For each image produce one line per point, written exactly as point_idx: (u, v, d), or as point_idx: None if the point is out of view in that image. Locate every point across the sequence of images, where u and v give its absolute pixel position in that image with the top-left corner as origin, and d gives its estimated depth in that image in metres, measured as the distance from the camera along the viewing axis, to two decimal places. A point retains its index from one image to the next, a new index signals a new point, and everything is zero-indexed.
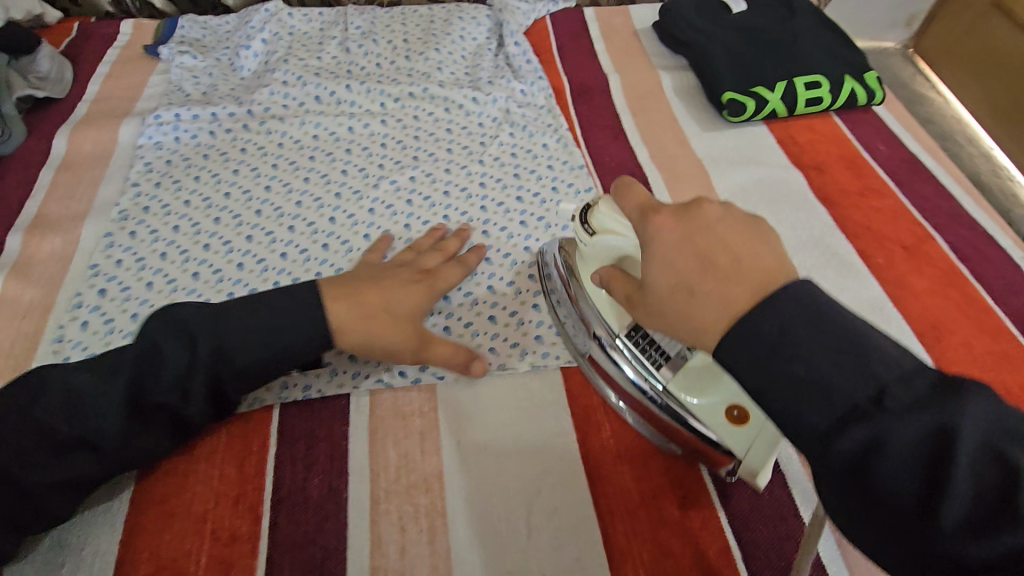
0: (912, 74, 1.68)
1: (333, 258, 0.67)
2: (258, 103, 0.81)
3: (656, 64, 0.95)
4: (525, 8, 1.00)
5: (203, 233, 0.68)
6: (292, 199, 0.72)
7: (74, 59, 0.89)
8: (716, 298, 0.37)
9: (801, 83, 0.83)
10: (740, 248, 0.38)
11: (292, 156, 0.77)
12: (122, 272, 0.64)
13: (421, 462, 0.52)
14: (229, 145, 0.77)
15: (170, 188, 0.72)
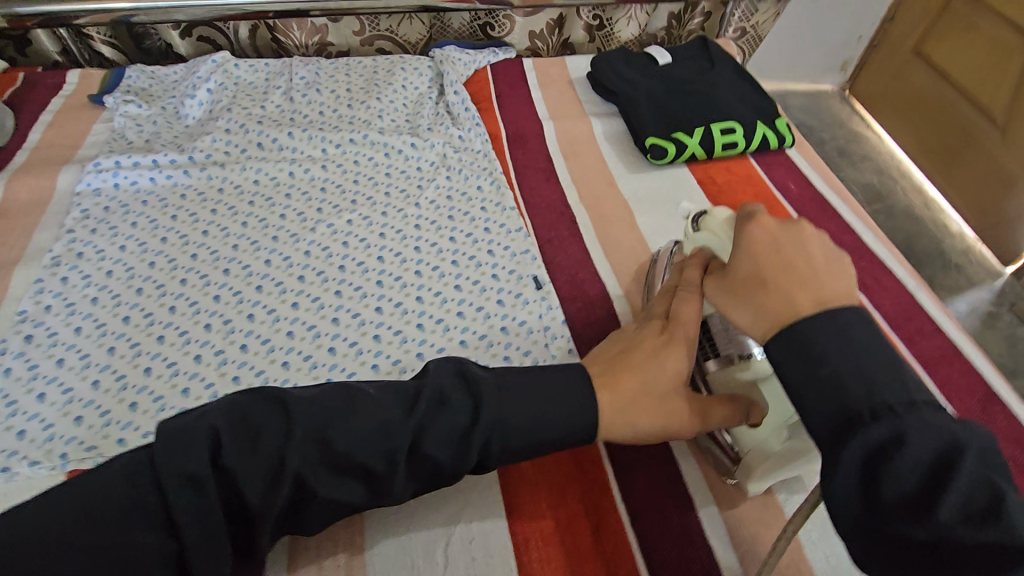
0: (849, 114, 1.80)
1: (266, 299, 0.68)
2: (200, 150, 0.83)
3: (589, 111, 1.01)
4: (465, 60, 1.06)
5: (137, 277, 0.69)
6: (229, 243, 0.74)
7: (18, 107, 0.91)
8: (782, 294, 0.41)
9: (717, 130, 0.90)
10: (822, 266, 0.42)
11: (231, 200, 0.79)
12: (51, 317, 0.65)
13: None
14: (168, 190, 0.79)
15: (106, 234, 0.73)
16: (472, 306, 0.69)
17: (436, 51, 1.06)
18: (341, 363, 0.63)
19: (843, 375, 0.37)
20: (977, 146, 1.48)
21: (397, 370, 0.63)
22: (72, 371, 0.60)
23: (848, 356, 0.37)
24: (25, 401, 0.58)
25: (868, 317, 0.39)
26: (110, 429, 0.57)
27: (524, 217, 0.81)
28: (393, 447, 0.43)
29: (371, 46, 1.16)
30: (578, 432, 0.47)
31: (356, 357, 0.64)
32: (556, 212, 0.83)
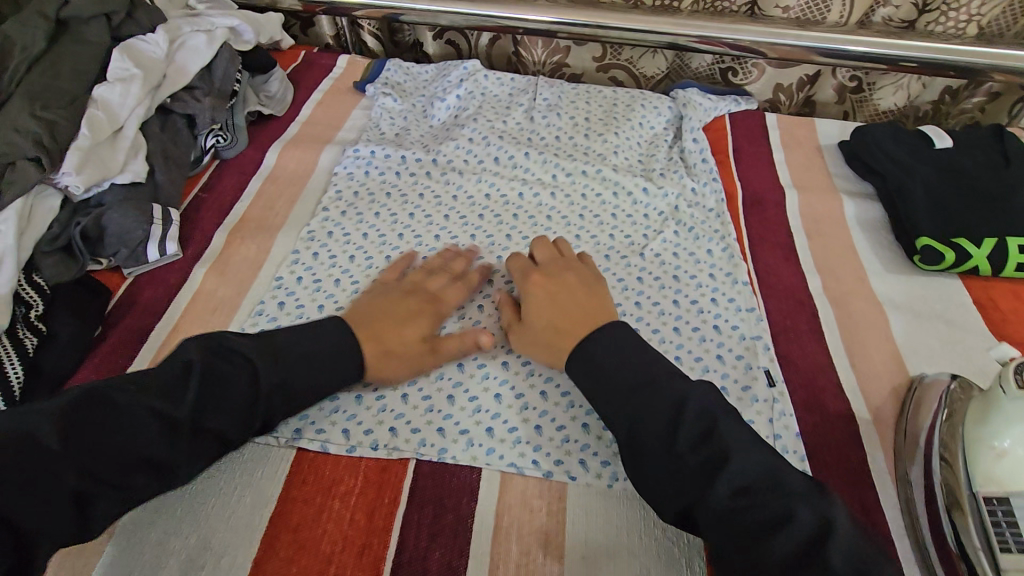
0: None
1: (485, 321, 0.68)
2: (443, 154, 0.86)
3: (839, 187, 0.90)
4: (708, 105, 1.00)
5: (374, 267, 0.73)
6: (457, 253, 0.75)
7: (296, 82, 1.01)
8: (579, 325, 0.59)
9: (1015, 245, 0.75)
10: (589, 310, 0.61)
11: (463, 210, 0.80)
12: (299, 287, 0.70)
13: (541, 566, 0.50)
14: (410, 188, 0.82)
15: (353, 218, 0.78)
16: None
17: (678, 90, 1.01)
18: (551, 413, 0.60)
19: (648, 372, 0.53)
20: None
21: (608, 438, 0.58)
22: None
23: (628, 350, 0.55)
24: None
25: (612, 338, 0.56)
26: (335, 414, 0.59)
27: (756, 296, 0.73)
28: (232, 414, 0.51)
29: (605, 73, 1.15)
30: (340, 377, 0.57)
31: (567, 410, 0.61)
32: (793, 299, 0.74)
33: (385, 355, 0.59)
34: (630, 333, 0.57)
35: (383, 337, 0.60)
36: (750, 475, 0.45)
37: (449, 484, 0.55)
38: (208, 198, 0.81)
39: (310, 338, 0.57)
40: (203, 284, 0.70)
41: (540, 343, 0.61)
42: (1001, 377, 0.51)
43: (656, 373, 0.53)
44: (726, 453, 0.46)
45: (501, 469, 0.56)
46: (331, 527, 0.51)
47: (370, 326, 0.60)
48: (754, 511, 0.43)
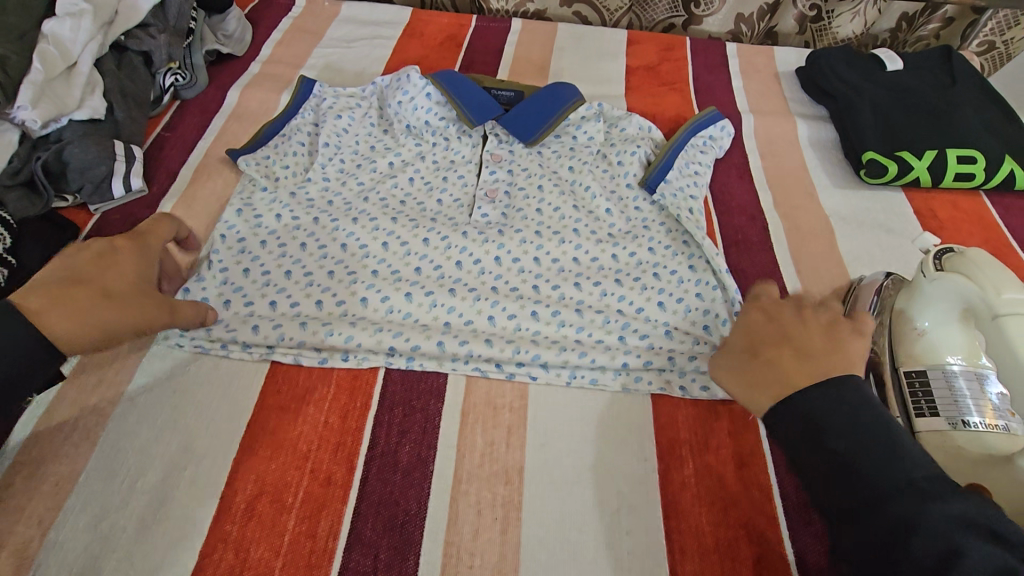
0: None
1: (434, 254, 0.70)
2: (366, 133, 0.81)
3: (794, 111, 0.93)
4: (694, 151, 0.81)
5: (322, 206, 0.73)
6: (400, 199, 0.75)
7: (255, 22, 1.00)
8: (816, 356, 0.43)
9: (953, 156, 0.79)
10: (815, 346, 0.44)
11: (412, 159, 0.79)
12: (241, 224, 0.70)
13: (505, 454, 0.54)
14: (363, 139, 0.80)
15: (297, 165, 0.77)
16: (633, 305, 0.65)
17: (660, 184, 0.75)
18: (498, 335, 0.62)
19: (866, 456, 0.37)
20: None
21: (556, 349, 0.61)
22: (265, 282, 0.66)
23: (867, 470, 0.37)
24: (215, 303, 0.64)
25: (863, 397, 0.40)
26: (277, 340, 0.60)
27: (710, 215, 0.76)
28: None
29: (569, 7, 1.14)
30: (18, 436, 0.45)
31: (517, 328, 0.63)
32: (745, 214, 0.77)
33: (67, 314, 0.46)
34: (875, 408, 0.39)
35: (76, 292, 0.48)
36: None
37: (417, 389, 0.58)
38: (171, 136, 0.81)
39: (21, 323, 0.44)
40: (171, 216, 0.71)
41: (739, 380, 0.46)
42: (923, 265, 0.56)
43: (892, 457, 0.37)
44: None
45: (465, 373, 0.59)
46: (306, 428, 0.55)
47: (85, 287, 0.48)
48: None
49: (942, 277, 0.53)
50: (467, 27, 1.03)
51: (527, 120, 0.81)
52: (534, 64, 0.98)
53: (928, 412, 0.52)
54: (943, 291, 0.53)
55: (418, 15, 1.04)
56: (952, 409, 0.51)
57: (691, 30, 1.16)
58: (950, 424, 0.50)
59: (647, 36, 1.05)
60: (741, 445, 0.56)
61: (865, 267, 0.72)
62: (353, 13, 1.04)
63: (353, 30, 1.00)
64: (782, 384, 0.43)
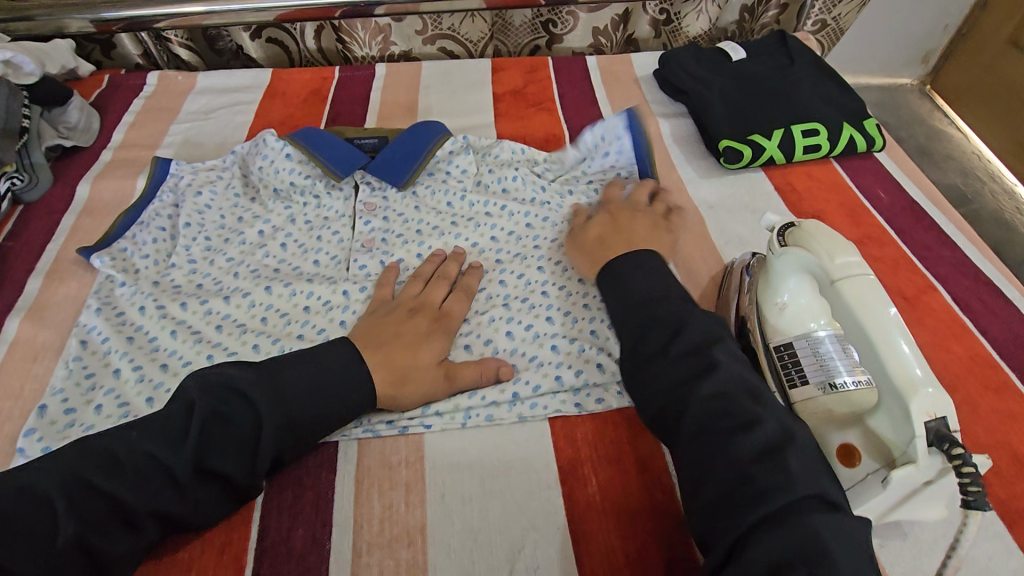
0: (929, 110, 1.76)
1: (315, 319, 0.67)
2: (232, 205, 0.78)
3: (656, 111, 0.98)
4: (597, 153, 0.84)
5: (190, 290, 0.69)
6: (275, 268, 0.72)
7: (103, 108, 0.95)
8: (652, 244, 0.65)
9: (798, 131, 0.85)
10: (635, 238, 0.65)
11: (283, 224, 0.77)
12: (102, 323, 0.65)
13: (405, 514, 0.52)
14: (228, 212, 0.77)
15: (160, 252, 0.73)
16: (521, 325, 0.64)
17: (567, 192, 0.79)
18: None
19: (653, 298, 0.55)
20: None
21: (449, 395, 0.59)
22: (127, 384, 0.60)
23: (636, 318, 0.54)
24: (83, 411, 0.58)
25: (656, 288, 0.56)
26: None
27: None
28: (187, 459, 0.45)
29: (432, 44, 1.15)
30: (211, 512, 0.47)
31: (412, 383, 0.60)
32: None
33: (400, 379, 0.55)
34: (665, 276, 0.57)
35: (400, 363, 0.56)
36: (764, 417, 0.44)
37: (305, 464, 0.55)
38: (16, 245, 0.75)
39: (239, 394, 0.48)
40: (19, 333, 0.66)
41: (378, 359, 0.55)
42: (771, 243, 0.59)
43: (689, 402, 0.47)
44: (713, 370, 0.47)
45: (358, 438, 0.57)
46: (187, 534, 0.51)
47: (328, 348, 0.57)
48: (720, 427, 0.45)
49: (787, 253, 0.56)
50: (330, 80, 1.02)
51: (395, 164, 0.80)
52: (402, 106, 0.98)
53: (798, 381, 0.53)
54: (789, 266, 0.56)
55: (278, 75, 1.02)
56: (821, 375, 0.51)
57: (555, 48, 1.20)
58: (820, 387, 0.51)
59: (510, 61, 1.07)
60: (640, 451, 0.56)
61: (736, 251, 0.75)
62: (210, 83, 1.01)
63: (211, 101, 0.98)
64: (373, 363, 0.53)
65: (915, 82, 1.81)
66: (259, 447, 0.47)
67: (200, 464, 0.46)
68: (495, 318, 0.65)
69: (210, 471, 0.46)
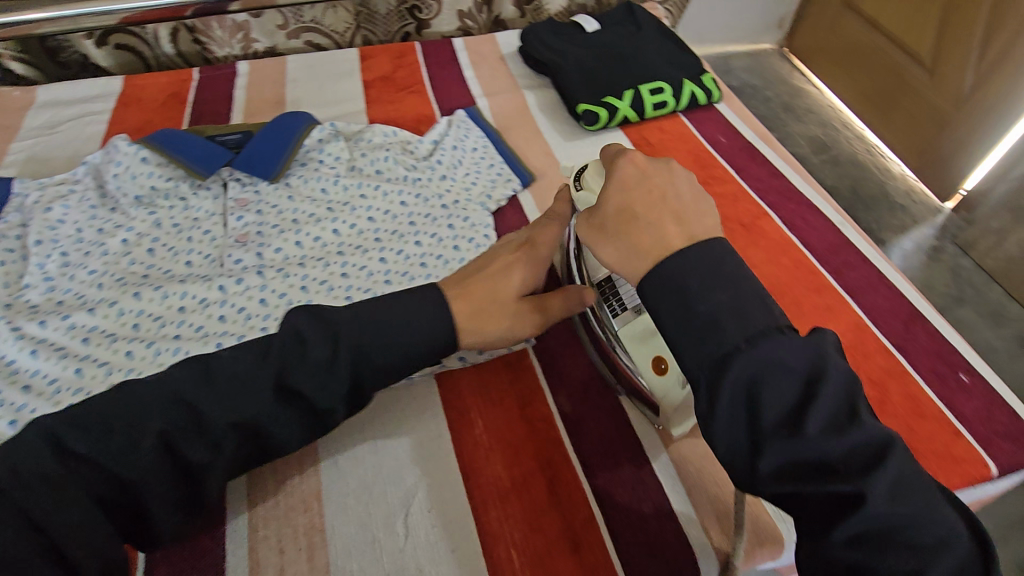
0: (789, 71, 1.97)
1: (191, 318, 0.66)
2: (91, 217, 0.75)
3: (522, 84, 1.03)
4: (451, 137, 0.88)
5: (51, 308, 0.66)
6: (143, 274, 0.70)
7: None
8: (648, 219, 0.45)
9: (646, 90, 0.92)
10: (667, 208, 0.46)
11: (148, 229, 0.74)
12: None
13: (299, 485, 0.53)
14: (86, 225, 0.74)
15: (12, 274, 0.69)
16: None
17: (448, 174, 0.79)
18: None
19: (723, 323, 0.39)
20: (910, 90, 1.62)
21: None
22: None
23: (772, 375, 0.36)
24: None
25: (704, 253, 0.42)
26: None
27: (460, 194, 0.82)
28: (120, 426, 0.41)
29: (298, 38, 1.14)
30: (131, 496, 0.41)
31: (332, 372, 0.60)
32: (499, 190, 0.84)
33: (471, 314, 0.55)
34: (719, 264, 0.41)
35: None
36: (951, 528, 0.33)
37: None
38: None
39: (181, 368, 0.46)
40: None
41: (618, 243, 0.46)
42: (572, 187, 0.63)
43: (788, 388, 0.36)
44: (885, 458, 0.34)
45: None
46: None
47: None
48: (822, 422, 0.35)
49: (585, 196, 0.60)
50: (190, 81, 0.99)
51: (263, 156, 0.79)
52: (269, 101, 0.96)
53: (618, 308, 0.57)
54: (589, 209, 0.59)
55: (131, 81, 0.98)
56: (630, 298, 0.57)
57: (425, 33, 1.22)
58: (634, 312, 0.57)
59: (378, 48, 1.08)
60: (520, 389, 0.61)
61: None
62: (54, 96, 0.95)
63: (57, 114, 0.92)
64: (659, 243, 0.44)
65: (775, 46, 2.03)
66: (339, 364, 0.46)
67: (282, 385, 0.45)
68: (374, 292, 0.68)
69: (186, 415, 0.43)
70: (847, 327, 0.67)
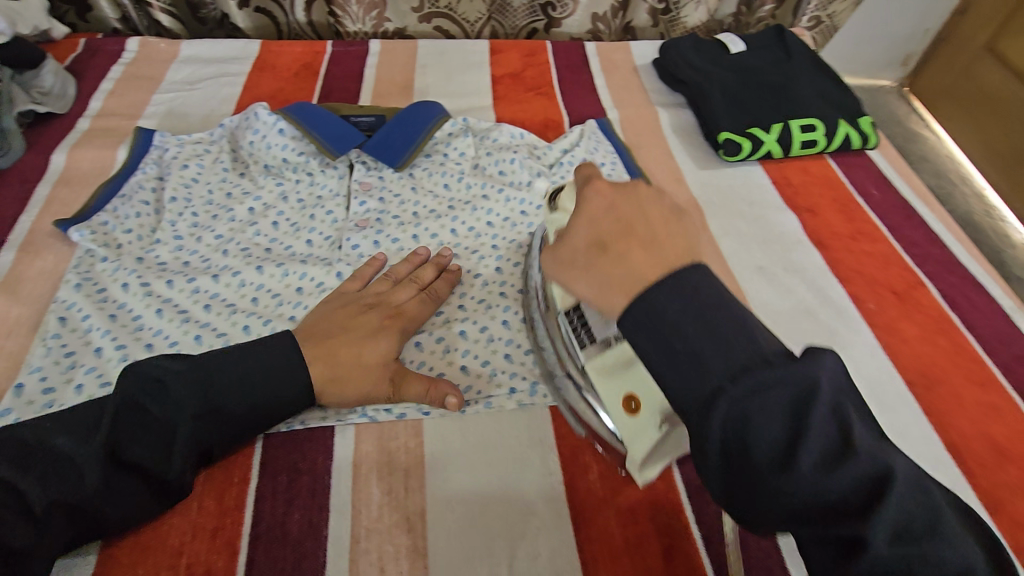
0: (907, 112, 1.79)
1: (307, 300, 0.65)
2: (222, 180, 0.75)
3: (655, 101, 0.97)
4: (581, 148, 0.83)
5: (177, 268, 0.66)
6: (264, 246, 0.70)
7: (79, 74, 0.90)
8: (631, 257, 0.38)
9: (797, 126, 0.85)
10: (658, 227, 0.39)
11: (274, 201, 0.74)
12: (83, 299, 0.61)
13: (404, 500, 0.51)
14: (216, 187, 0.74)
15: (144, 227, 0.70)
16: (517, 316, 0.63)
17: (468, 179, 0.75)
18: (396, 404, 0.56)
19: (706, 356, 0.33)
20: None
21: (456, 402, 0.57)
22: (110, 363, 0.57)
23: (724, 358, 0.33)
24: (63, 390, 0.55)
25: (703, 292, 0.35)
26: None
27: None
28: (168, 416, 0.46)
29: (428, 23, 1.12)
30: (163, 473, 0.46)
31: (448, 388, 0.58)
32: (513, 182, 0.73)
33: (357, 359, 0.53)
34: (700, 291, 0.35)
35: (337, 356, 0.53)
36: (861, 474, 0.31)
37: (300, 448, 0.53)
38: None
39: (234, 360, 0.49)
40: None
41: (591, 279, 0.39)
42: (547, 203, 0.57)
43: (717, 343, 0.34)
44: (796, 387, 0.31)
45: (354, 423, 0.55)
46: (177, 520, 0.49)
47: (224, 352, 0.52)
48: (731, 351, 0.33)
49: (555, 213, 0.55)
50: (322, 54, 0.99)
51: (392, 143, 0.77)
52: (397, 85, 0.95)
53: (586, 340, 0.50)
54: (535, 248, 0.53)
55: (268, 46, 0.98)
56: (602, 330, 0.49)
57: (553, 32, 1.18)
58: (602, 346, 0.49)
59: (508, 43, 1.05)
60: None
61: (731, 243, 0.76)
62: (194, 53, 0.96)
63: (196, 71, 0.93)
64: (635, 278, 0.37)
65: (893, 84, 1.83)
66: (179, 435, 0.46)
67: (117, 457, 0.44)
68: (490, 305, 0.64)
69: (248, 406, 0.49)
70: (1016, 431, 0.59)
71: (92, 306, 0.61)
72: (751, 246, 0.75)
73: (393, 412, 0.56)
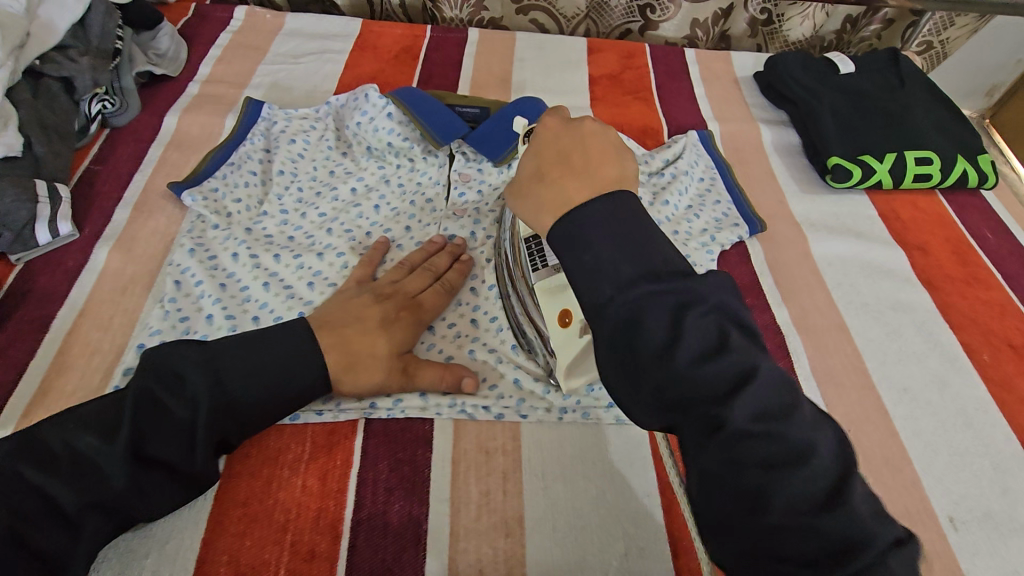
0: None
1: None
2: (327, 158, 0.76)
3: (756, 116, 0.94)
4: (685, 161, 0.81)
5: (283, 242, 0.67)
6: (365, 229, 0.70)
7: (189, 38, 0.92)
8: (571, 183, 0.41)
9: (912, 158, 0.81)
10: (593, 154, 0.43)
11: (376, 183, 0.74)
12: (195, 265, 0.62)
13: (502, 503, 0.51)
14: (321, 164, 0.75)
15: (251, 198, 0.71)
16: None
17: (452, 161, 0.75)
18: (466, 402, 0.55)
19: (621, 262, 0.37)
20: None
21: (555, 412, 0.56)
22: (221, 331, 0.58)
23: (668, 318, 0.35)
24: None
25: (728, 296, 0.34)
26: None
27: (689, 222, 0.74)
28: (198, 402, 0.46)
29: (525, 15, 1.11)
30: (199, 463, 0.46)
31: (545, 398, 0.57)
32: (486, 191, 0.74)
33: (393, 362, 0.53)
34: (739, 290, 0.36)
35: (354, 347, 0.53)
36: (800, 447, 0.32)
37: (401, 438, 0.54)
38: (102, 169, 0.73)
39: (258, 342, 0.50)
40: (107, 264, 0.64)
41: (531, 201, 0.43)
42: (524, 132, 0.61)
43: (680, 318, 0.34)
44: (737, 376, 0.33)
45: (452, 418, 0.55)
46: (282, 496, 0.50)
47: (339, 335, 0.53)
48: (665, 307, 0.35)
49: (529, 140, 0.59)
50: (423, 38, 0.98)
51: (496, 135, 0.76)
52: (496, 77, 0.94)
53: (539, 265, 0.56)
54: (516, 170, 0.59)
55: (369, 26, 0.98)
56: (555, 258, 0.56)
57: (648, 35, 1.15)
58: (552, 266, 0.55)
59: (607, 43, 1.03)
60: None
61: (837, 275, 0.73)
62: (299, 26, 0.97)
63: (300, 46, 0.94)
64: (564, 199, 0.41)
65: None
66: (197, 427, 0.46)
67: (137, 453, 0.44)
68: None
69: (275, 386, 0.49)
70: None
71: (202, 273, 0.62)
72: (857, 280, 0.72)
73: (491, 412, 0.56)
